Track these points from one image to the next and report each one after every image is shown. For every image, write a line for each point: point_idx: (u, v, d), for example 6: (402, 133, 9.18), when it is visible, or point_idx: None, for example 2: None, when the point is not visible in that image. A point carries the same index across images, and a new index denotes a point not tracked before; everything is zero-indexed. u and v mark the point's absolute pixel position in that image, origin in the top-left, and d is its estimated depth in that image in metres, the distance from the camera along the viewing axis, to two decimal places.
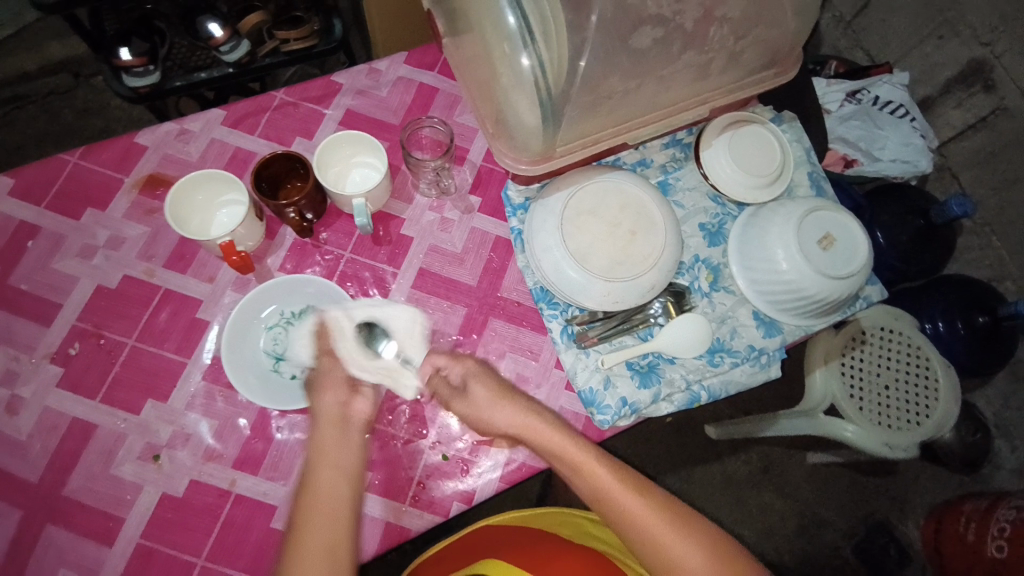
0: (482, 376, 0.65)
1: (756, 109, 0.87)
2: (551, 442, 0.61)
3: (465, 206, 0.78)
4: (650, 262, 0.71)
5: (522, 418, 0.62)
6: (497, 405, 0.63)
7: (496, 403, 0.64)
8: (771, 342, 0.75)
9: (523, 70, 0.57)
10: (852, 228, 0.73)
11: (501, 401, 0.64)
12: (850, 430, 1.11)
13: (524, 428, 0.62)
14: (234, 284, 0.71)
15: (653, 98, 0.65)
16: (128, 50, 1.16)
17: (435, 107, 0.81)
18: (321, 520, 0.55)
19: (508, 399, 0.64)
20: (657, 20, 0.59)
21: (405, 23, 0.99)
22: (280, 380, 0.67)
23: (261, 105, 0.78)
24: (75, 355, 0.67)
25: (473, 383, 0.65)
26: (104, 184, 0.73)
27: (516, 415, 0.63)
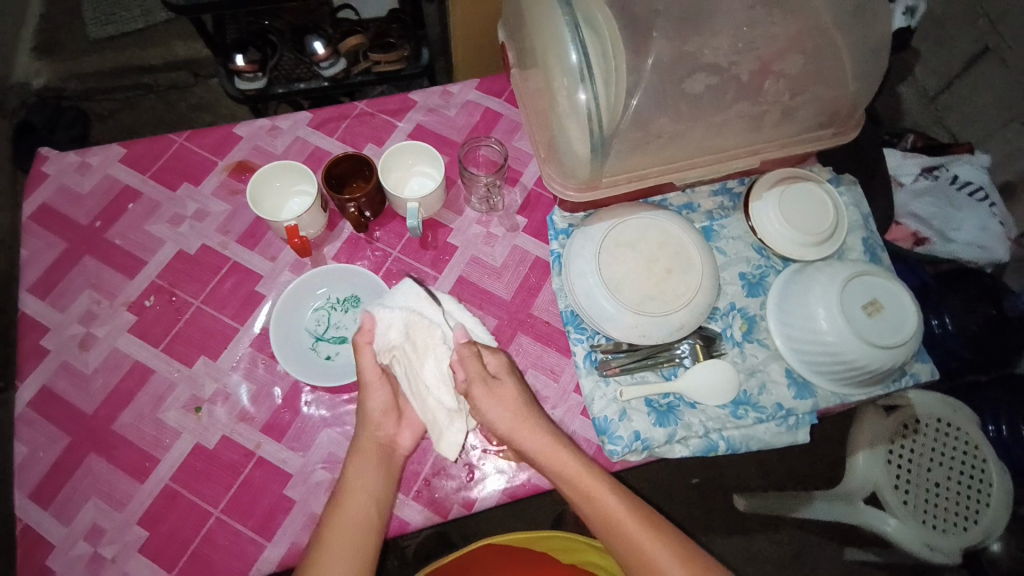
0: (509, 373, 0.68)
1: (814, 168, 0.86)
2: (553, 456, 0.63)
3: (511, 225, 0.81)
4: (682, 301, 0.71)
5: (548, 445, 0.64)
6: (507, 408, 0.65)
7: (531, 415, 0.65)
8: (801, 403, 0.73)
9: (579, 105, 0.61)
10: (902, 298, 0.71)
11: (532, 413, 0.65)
12: (890, 524, 1.06)
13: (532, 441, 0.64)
14: (291, 266, 0.77)
15: (704, 143, 0.67)
16: (242, 57, 1.31)
17: (497, 130, 0.87)
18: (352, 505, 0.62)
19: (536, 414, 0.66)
20: (712, 69, 0.63)
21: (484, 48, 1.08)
22: (315, 358, 0.72)
23: (343, 112, 0.87)
24: (148, 307, 0.75)
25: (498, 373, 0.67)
26: (200, 164, 0.82)
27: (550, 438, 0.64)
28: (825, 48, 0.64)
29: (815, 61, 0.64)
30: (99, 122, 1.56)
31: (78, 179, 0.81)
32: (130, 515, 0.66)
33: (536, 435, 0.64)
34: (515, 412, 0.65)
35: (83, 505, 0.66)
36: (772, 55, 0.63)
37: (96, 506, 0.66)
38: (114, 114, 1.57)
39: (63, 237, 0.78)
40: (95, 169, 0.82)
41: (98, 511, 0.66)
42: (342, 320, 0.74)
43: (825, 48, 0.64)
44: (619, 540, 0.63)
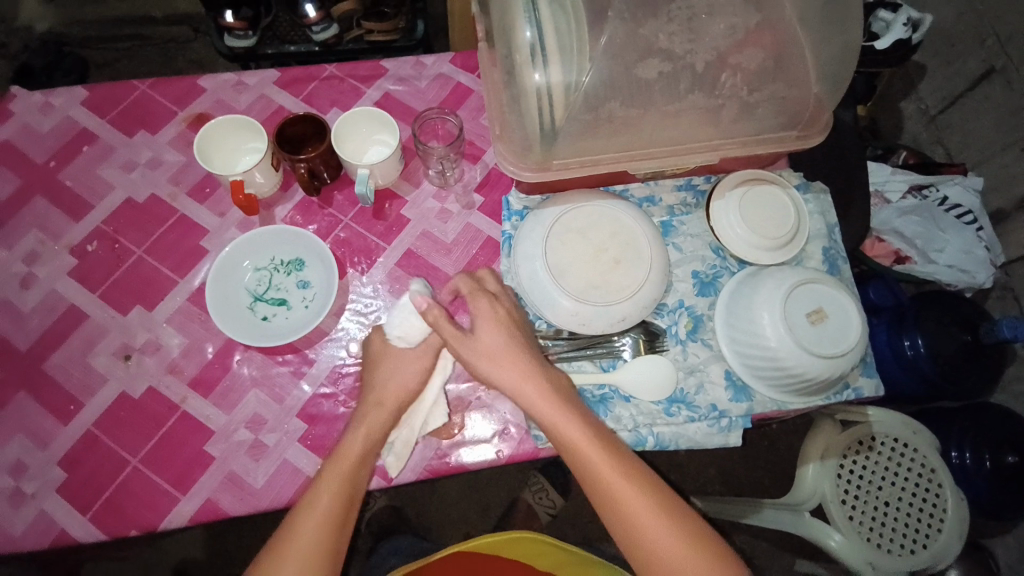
0: (512, 349, 0.65)
1: (783, 172, 0.84)
2: (560, 427, 0.62)
3: (467, 202, 0.80)
4: (625, 293, 0.70)
5: (541, 394, 0.63)
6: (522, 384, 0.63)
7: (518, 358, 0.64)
8: (735, 407, 0.71)
9: (530, 84, 0.60)
10: (848, 309, 0.69)
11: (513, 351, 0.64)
12: (834, 538, 1.01)
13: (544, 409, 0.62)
14: (239, 224, 0.77)
15: (658, 132, 0.65)
16: (233, 13, 1.29)
17: (466, 106, 0.85)
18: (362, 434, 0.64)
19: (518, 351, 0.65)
20: (665, 55, 0.61)
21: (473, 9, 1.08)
22: (251, 318, 0.71)
23: (311, 74, 0.85)
24: (90, 251, 0.75)
25: (487, 343, 0.65)
26: (160, 113, 0.82)
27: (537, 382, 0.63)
28: (785, 45, 0.62)
29: (774, 57, 0.62)
30: (97, 71, 1.57)
31: (36, 118, 0.81)
32: (51, 455, 0.66)
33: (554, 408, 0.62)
34: (520, 390, 0.63)
35: (8, 441, 0.67)
36: (729, 47, 0.61)
37: (21, 443, 0.66)
38: (112, 64, 1.58)
39: (15, 174, 0.78)
40: (54, 109, 0.81)
41: (22, 448, 0.66)
42: (284, 281, 0.74)
43: (786, 46, 0.62)
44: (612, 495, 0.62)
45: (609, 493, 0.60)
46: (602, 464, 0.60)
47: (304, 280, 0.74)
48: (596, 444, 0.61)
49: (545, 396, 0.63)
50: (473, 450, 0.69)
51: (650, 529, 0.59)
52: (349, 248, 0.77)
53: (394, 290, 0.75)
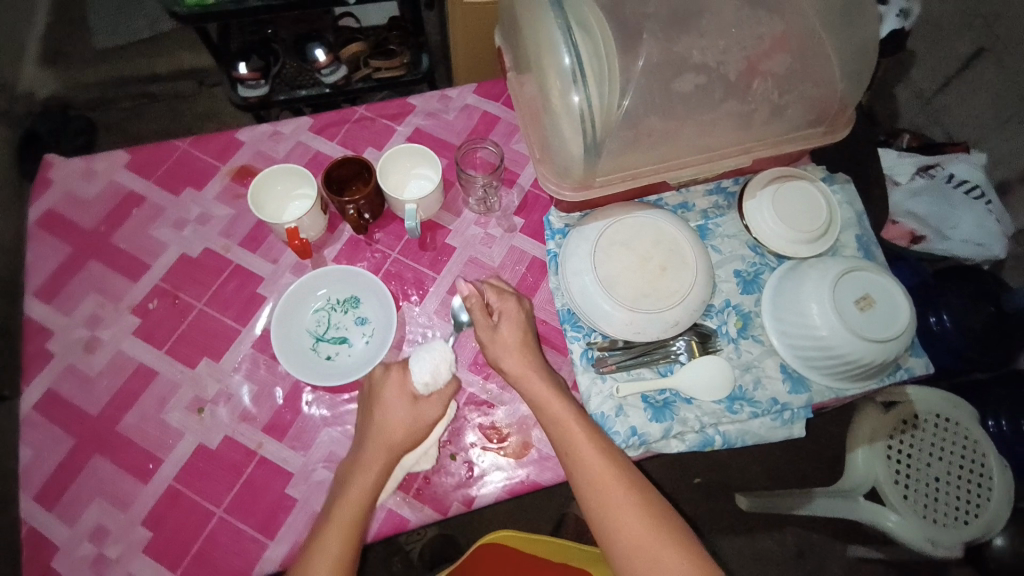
0: (523, 349, 0.70)
1: (807, 167, 0.87)
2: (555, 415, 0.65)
3: (508, 225, 0.83)
4: (676, 298, 0.72)
5: (548, 398, 0.66)
6: (526, 376, 0.68)
7: (526, 350, 0.70)
8: (796, 398, 0.73)
9: (572, 106, 0.62)
10: (894, 293, 0.71)
11: (527, 347, 0.70)
12: (892, 519, 1.05)
13: (542, 400, 0.67)
14: (292, 268, 0.79)
15: (695, 141, 0.68)
16: (246, 65, 1.34)
17: (495, 133, 0.88)
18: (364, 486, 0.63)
19: (532, 348, 0.70)
20: (700, 69, 0.64)
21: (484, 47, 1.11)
22: (315, 359, 0.73)
23: (344, 117, 0.89)
24: (151, 310, 0.76)
25: (503, 341, 0.70)
26: (203, 169, 0.84)
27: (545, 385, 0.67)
28: (811, 48, 0.65)
29: (801, 61, 0.65)
30: (106, 133, 1.59)
31: (83, 185, 0.83)
32: (135, 514, 0.67)
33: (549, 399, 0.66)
34: (522, 381, 0.68)
35: (89, 505, 0.67)
36: (759, 54, 0.64)
37: (102, 506, 0.67)
38: (121, 123, 1.60)
39: (68, 242, 0.80)
40: (99, 175, 0.83)
41: (104, 511, 0.67)
42: (343, 319, 0.76)
43: (811, 48, 0.65)
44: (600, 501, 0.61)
45: (589, 481, 0.61)
46: (585, 451, 0.62)
47: (362, 316, 0.76)
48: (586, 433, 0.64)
49: (547, 389, 0.67)
50: (548, 466, 0.70)
51: (626, 520, 0.60)
52: (400, 282, 0.79)
53: (448, 317, 0.77)
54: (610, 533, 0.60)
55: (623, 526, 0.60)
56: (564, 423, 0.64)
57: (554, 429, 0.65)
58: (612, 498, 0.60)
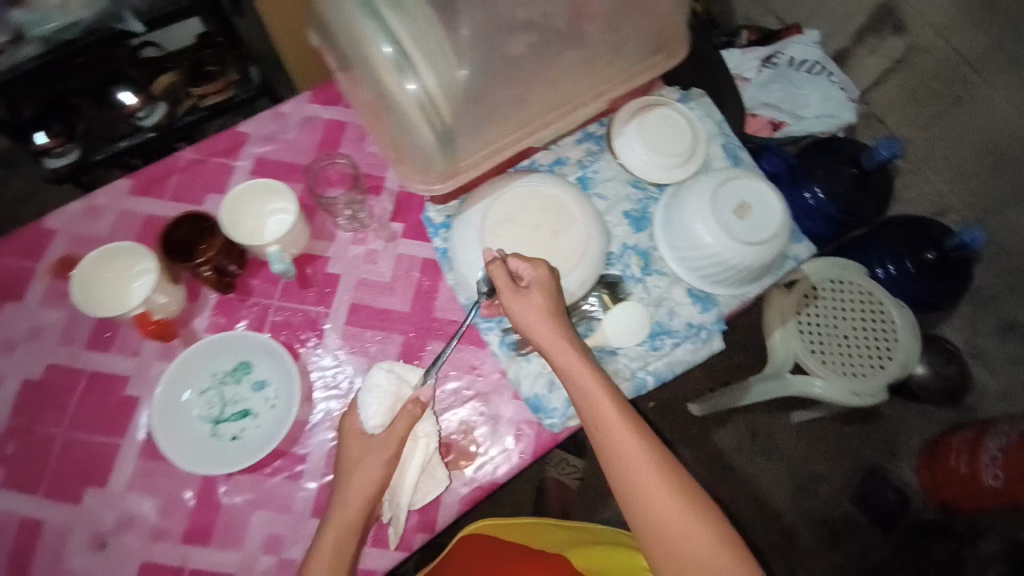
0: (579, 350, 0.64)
1: (662, 91, 0.87)
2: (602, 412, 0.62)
3: (389, 234, 0.77)
4: (574, 259, 0.72)
5: (589, 383, 0.62)
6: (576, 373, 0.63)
7: (555, 328, 0.64)
8: (707, 316, 0.75)
9: (409, 97, 0.58)
10: (767, 193, 0.74)
11: (559, 325, 0.64)
12: (819, 384, 1.10)
13: (581, 389, 0.62)
14: (160, 354, 0.69)
15: (548, 98, 0.65)
16: (44, 133, 1.17)
17: (345, 140, 0.81)
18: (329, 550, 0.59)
19: (562, 326, 0.64)
20: (529, 26, 0.61)
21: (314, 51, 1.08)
22: (219, 444, 0.66)
23: (167, 167, 0.77)
24: (9, 454, 0.65)
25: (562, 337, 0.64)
26: (17, 275, 0.72)
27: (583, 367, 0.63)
28: None
29: None
30: None
31: None
32: None
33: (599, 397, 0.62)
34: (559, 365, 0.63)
35: None
36: None
37: None
38: None
39: None
40: None
41: None
42: (238, 390, 0.68)
43: None
44: (640, 495, 0.60)
45: (629, 476, 0.60)
46: (635, 458, 0.60)
47: (259, 379, 0.69)
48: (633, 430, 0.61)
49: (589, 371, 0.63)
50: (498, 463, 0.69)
51: (660, 506, 0.59)
52: (287, 331, 0.72)
53: (355, 350, 0.72)
54: (650, 526, 0.59)
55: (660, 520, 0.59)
56: (603, 413, 0.62)
57: (593, 419, 0.62)
58: (657, 501, 0.59)
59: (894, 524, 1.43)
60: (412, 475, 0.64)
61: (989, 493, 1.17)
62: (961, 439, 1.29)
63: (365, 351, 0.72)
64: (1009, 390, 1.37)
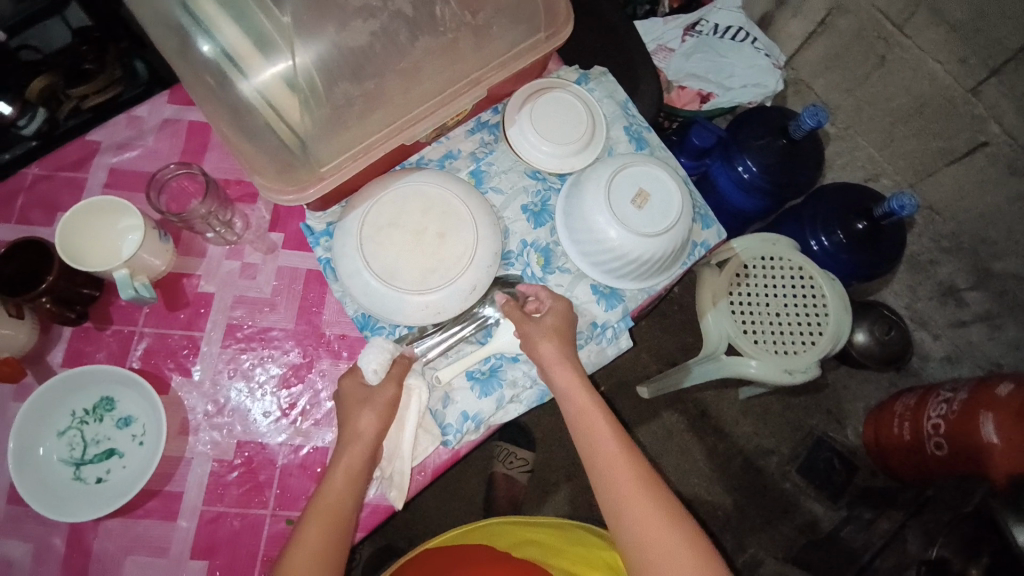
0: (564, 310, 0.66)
1: (561, 72, 0.82)
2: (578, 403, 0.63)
3: (267, 246, 0.71)
4: (461, 262, 0.67)
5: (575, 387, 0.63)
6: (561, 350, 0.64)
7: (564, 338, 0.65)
8: (612, 314, 0.72)
9: (244, 100, 0.54)
10: (665, 180, 0.70)
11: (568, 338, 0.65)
12: (752, 365, 1.10)
13: (569, 391, 0.63)
14: (14, 395, 0.64)
15: (410, 91, 0.60)
16: None
17: (212, 144, 0.74)
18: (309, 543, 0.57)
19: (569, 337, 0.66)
20: (367, 12, 0.56)
21: None
22: (83, 488, 0.61)
23: (14, 187, 0.71)
24: None
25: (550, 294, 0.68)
26: None
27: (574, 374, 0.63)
28: None
29: None
30: None
31: None
32: None
33: (573, 387, 0.63)
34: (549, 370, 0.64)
35: None
36: None
37: None
38: None
39: None
40: None
41: None
42: (101, 428, 0.63)
43: None
44: (616, 496, 0.59)
45: (607, 475, 0.60)
46: (614, 459, 0.61)
47: (125, 415, 0.64)
48: (607, 420, 0.63)
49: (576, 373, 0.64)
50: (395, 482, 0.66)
51: (637, 509, 0.58)
52: (155, 359, 0.66)
53: (232, 374, 0.67)
54: (627, 527, 0.58)
55: (636, 521, 0.58)
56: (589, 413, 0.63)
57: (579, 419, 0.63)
58: (634, 505, 0.58)
59: (843, 492, 1.45)
60: (409, 431, 0.63)
61: (932, 459, 1.12)
62: (904, 405, 1.26)
63: (239, 374, 0.67)
64: (952, 354, 1.36)
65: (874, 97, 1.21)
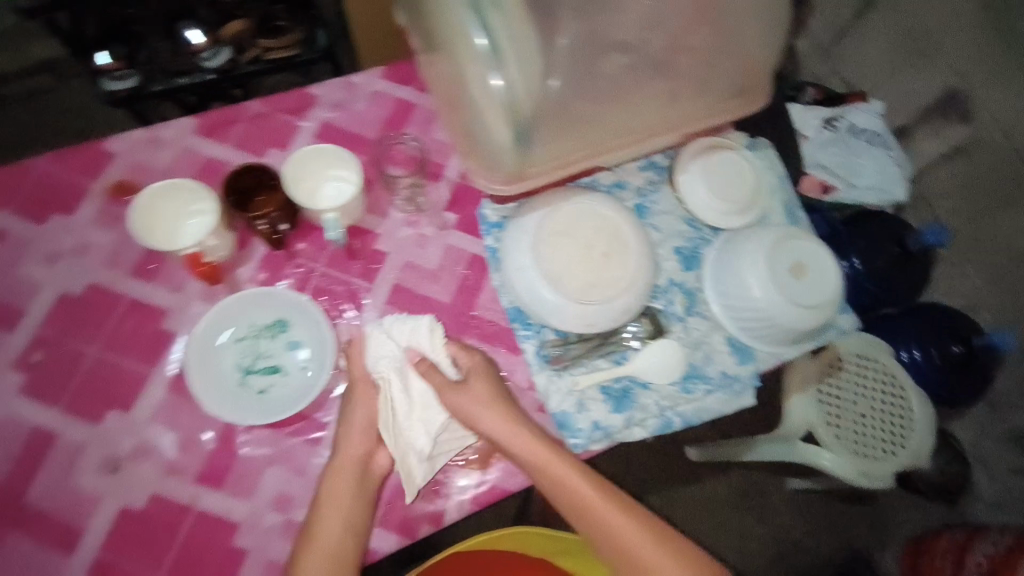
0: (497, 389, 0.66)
1: (731, 136, 0.85)
2: (557, 471, 0.63)
3: (441, 223, 0.77)
4: (621, 285, 0.71)
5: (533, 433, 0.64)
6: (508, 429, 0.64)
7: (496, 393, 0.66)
8: (744, 369, 0.74)
9: (490, 89, 0.58)
10: (824, 258, 0.73)
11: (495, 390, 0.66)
12: (827, 458, 1.11)
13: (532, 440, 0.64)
14: (201, 295, 0.70)
15: (632, 118, 0.65)
16: (107, 54, 1.12)
17: (414, 122, 0.80)
18: (330, 534, 0.60)
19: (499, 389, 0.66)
20: (624, 47, 0.61)
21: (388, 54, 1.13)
22: (246, 394, 0.66)
23: (233, 114, 0.77)
24: (36, 363, 0.66)
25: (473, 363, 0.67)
26: (69, 188, 0.71)
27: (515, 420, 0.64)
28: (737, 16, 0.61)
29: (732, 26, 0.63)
30: None
31: None
32: None
33: (552, 461, 0.63)
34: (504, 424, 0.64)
35: None
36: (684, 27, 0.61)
37: None
38: None
39: None
40: None
41: None
42: (271, 346, 0.69)
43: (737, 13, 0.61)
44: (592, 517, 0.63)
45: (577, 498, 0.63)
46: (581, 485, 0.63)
47: (293, 340, 0.69)
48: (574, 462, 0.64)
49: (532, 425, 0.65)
50: (513, 471, 0.69)
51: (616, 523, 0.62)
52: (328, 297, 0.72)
53: None
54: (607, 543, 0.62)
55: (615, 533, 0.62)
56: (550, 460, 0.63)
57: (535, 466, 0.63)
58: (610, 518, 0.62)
59: None
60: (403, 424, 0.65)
61: None
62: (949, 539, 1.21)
63: None
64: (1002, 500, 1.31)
65: (996, 231, 1.21)
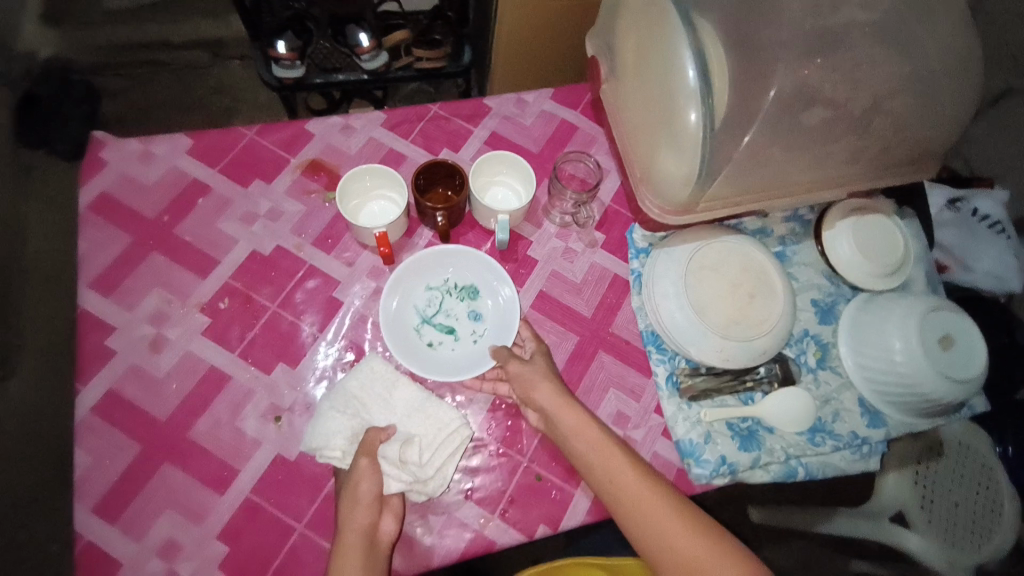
0: (550, 379, 0.67)
1: (879, 199, 0.88)
2: (592, 439, 0.63)
3: (590, 240, 0.82)
4: (765, 327, 0.72)
5: (561, 406, 0.65)
6: (604, 450, 0.62)
7: (568, 406, 0.65)
8: (874, 432, 0.75)
9: (687, 126, 0.60)
10: (974, 336, 0.73)
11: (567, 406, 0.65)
12: (914, 540, 1.07)
13: (575, 427, 0.64)
14: (370, 272, 0.76)
15: (805, 174, 0.68)
16: (284, 43, 1.23)
17: (572, 143, 0.86)
18: None
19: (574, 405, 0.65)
20: (829, 104, 0.64)
21: (517, 85, 1.31)
22: (416, 339, 0.72)
23: (418, 114, 0.85)
24: (222, 309, 0.72)
25: (540, 384, 0.66)
26: (272, 160, 0.80)
27: (556, 395, 0.65)
28: (931, 91, 0.66)
29: (922, 103, 0.66)
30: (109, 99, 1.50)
31: (140, 169, 0.78)
32: (209, 529, 0.63)
33: (603, 444, 0.63)
34: (552, 411, 0.65)
35: (156, 519, 0.63)
36: (884, 94, 0.64)
37: (173, 519, 0.63)
38: (124, 91, 1.51)
39: (125, 230, 0.75)
40: (158, 159, 0.78)
41: (175, 524, 0.63)
42: (455, 308, 0.75)
43: (930, 88, 0.65)
44: (623, 509, 0.59)
45: (616, 479, 0.60)
46: (621, 469, 0.61)
47: (476, 313, 0.75)
48: (621, 450, 0.62)
49: (584, 416, 0.64)
50: None
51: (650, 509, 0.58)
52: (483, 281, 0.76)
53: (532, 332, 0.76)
54: (646, 537, 0.57)
55: (644, 520, 0.58)
56: (583, 432, 0.63)
57: (576, 438, 0.63)
58: (652, 509, 0.58)
59: None
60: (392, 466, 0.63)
61: None
62: None
63: (541, 335, 0.77)
64: None
65: None
